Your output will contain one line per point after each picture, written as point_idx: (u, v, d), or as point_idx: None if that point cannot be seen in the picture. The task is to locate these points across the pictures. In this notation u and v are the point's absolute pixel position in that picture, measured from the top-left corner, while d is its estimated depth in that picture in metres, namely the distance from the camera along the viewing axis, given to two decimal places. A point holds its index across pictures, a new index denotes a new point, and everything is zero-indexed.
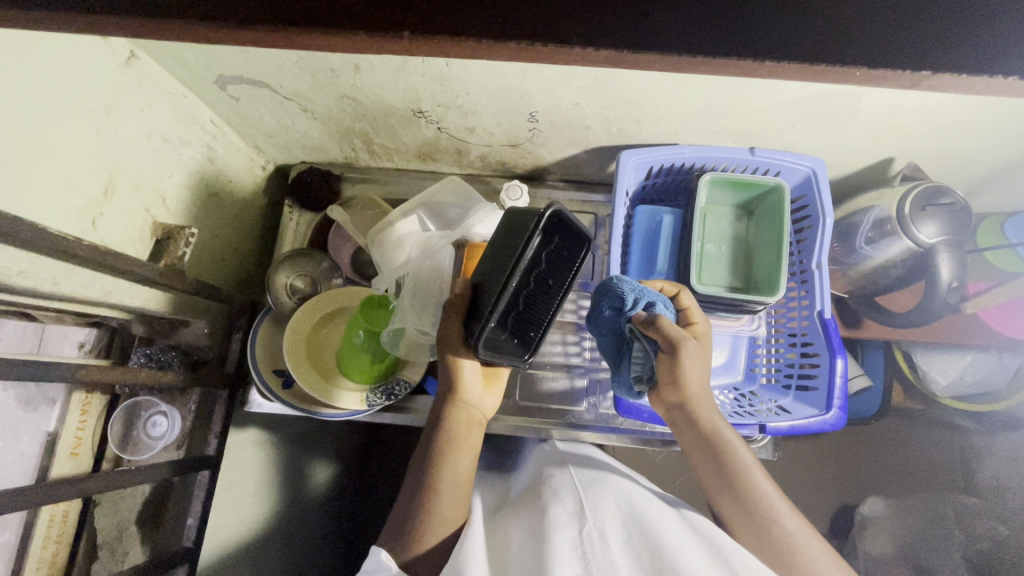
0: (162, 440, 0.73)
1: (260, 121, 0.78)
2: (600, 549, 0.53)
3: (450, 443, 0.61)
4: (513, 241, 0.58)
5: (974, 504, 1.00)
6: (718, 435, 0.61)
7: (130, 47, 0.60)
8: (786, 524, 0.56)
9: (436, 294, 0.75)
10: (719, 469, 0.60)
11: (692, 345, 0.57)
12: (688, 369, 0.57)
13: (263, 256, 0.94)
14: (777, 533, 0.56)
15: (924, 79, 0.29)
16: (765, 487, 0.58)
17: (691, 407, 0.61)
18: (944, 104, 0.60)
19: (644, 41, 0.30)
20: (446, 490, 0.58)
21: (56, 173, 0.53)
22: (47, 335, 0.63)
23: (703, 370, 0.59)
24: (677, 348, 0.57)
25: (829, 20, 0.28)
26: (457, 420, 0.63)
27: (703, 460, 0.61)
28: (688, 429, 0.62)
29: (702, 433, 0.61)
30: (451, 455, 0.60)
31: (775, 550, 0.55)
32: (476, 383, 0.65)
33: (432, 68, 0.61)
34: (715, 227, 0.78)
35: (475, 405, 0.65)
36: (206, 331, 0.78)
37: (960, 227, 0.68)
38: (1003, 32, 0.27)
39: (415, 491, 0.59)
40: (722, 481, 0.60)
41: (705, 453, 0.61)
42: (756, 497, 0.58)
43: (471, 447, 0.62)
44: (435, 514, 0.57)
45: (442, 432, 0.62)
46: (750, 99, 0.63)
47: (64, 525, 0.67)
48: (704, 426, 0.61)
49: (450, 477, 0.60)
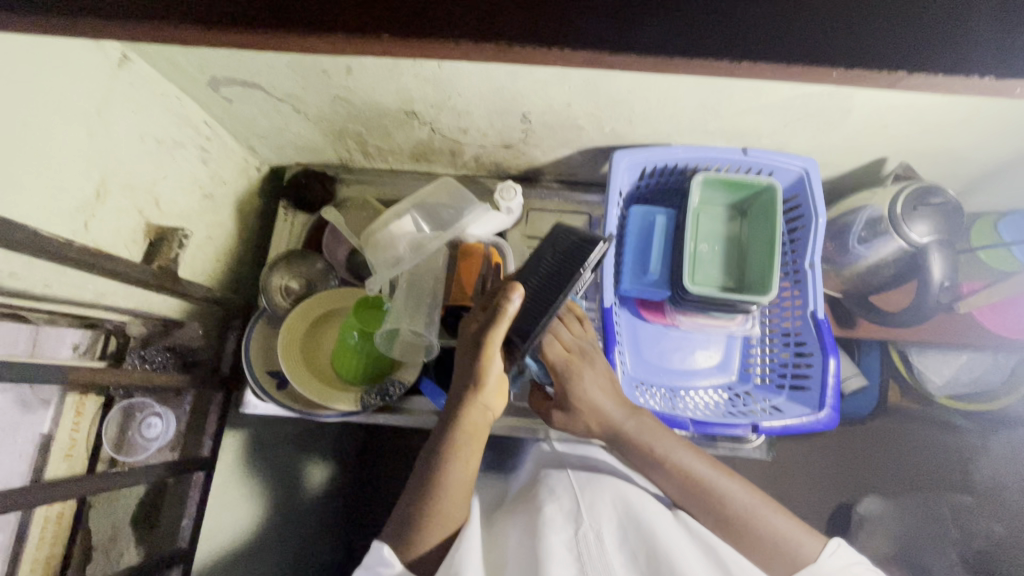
0: (157, 441, 0.72)
1: (254, 123, 0.78)
2: (597, 549, 0.53)
3: (461, 448, 0.59)
4: (570, 260, 0.61)
5: (970, 502, 1.01)
6: (644, 434, 0.62)
7: (122, 49, 0.60)
8: (740, 503, 0.58)
9: (430, 295, 0.75)
10: (685, 490, 0.59)
11: (585, 370, 0.64)
12: (586, 394, 0.63)
13: (258, 257, 0.94)
14: (760, 535, 0.56)
15: (900, 79, 0.29)
16: (707, 472, 0.59)
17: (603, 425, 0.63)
18: (934, 103, 0.61)
19: (620, 42, 0.30)
20: (452, 493, 0.57)
21: (46, 175, 0.53)
22: (40, 339, 0.59)
23: (604, 393, 0.64)
24: (570, 371, 0.64)
25: (794, 23, 0.29)
26: (471, 421, 0.60)
27: (666, 481, 0.60)
28: (612, 440, 0.64)
29: (628, 440, 0.62)
30: (460, 458, 0.58)
31: (739, 531, 0.57)
32: (496, 387, 0.61)
33: (423, 69, 0.61)
34: (709, 226, 0.77)
35: (490, 406, 0.62)
36: (200, 332, 0.79)
37: (953, 228, 0.68)
38: (968, 36, 0.28)
39: (415, 490, 0.58)
40: (666, 477, 0.60)
41: (666, 475, 0.60)
42: (706, 482, 0.59)
43: (479, 447, 0.61)
44: (442, 510, 0.56)
45: (455, 433, 0.59)
46: (740, 100, 0.63)
47: (58, 527, 0.64)
48: (655, 452, 0.61)
49: (455, 481, 0.58)
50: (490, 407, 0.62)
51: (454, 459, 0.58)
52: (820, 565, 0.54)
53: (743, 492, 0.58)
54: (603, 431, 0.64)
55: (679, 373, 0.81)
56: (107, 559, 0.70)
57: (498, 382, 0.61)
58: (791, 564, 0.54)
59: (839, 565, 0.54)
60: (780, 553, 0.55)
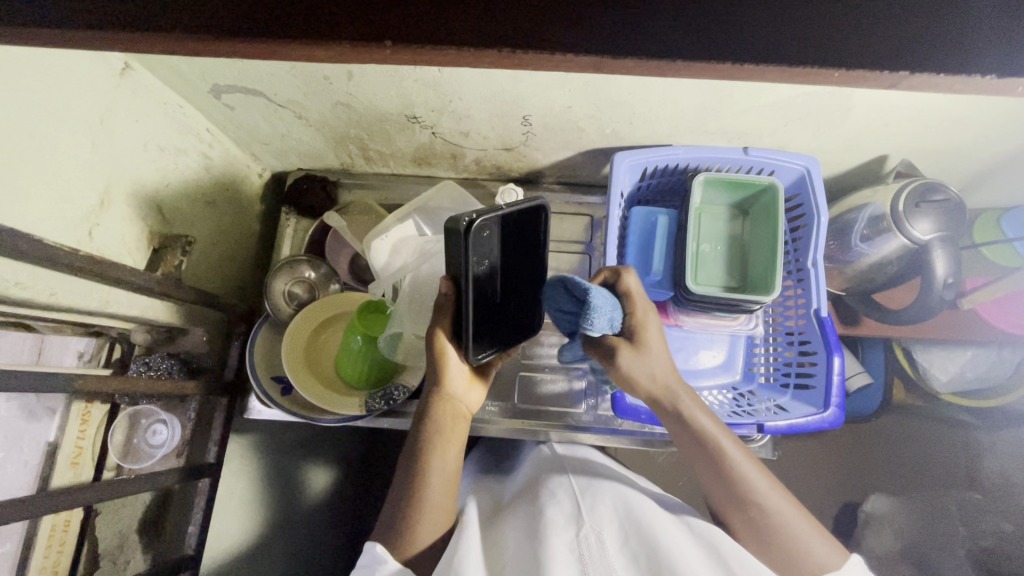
0: (162, 448, 0.73)
1: (256, 130, 0.78)
2: (597, 552, 0.52)
3: (436, 436, 0.60)
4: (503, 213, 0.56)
5: (977, 500, 1.00)
6: (695, 410, 0.59)
7: (124, 59, 0.60)
8: (771, 500, 0.56)
9: (431, 300, 0.73)
10: (728, 487, 0.57)
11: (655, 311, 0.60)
12: (651, 334, 0.58)
13: (261, 263, 0.94)
14: (792, 547, 0.54)
15: (904, 79, 0.29)
16: (747, 464, 0.58)
17: (658, 388, 0.59)
18: (934, 101, 0.61)
19: (624, 47, 0.30)
20: (433, 482, 0.58)
21: (52, 187, 0.54)
22: (46, 346, 0.61)
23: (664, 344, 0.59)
24: (643, 312, 0.58)
25: (798, 14, 0.29)
26: (442, 415, 0.62)
27: (709, 473, 0.59)
28: (659, 407, 0.61)
29: (676, 412, 0.59)
30: (438, 450, 0.59)
31: (761, 528, 0.56)
32: (463, 378, 0.64)
33: (424, 73, 0.61)
34: (710, 227, 0.77)
35: (460, 400, 0.64)
36: (204, 339, 0.78)
37: (954, 224, 0.68)
38: (969, 30, 0.28)
39: (404, 487, 0.58)
40: (703, 457, 0.59)
41: (711, 466, 0.58)
42: (740, 474, 0.57)
43: (458, 440, 0.62)
44: (426, 503, 0.56)
45: (431, 424, 0.61)
46: (741, 100, 0.63)
47: (65, 534, 0.65)
48: (707, 437, 0.58)
49: (438, 479, 0.58)
50: (461, 401, 0.64)
51: (432, 455, 0.59)
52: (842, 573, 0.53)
53: (771, 488, 0.57)
54: (656, 396, 0.60)
55: (685, 373, 0.81)
56: (114, 566, 0.70)
57: (464, 378, 0.64)
58: (811, 569, 0.53)
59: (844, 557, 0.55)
60: (800, 554, 0.54)
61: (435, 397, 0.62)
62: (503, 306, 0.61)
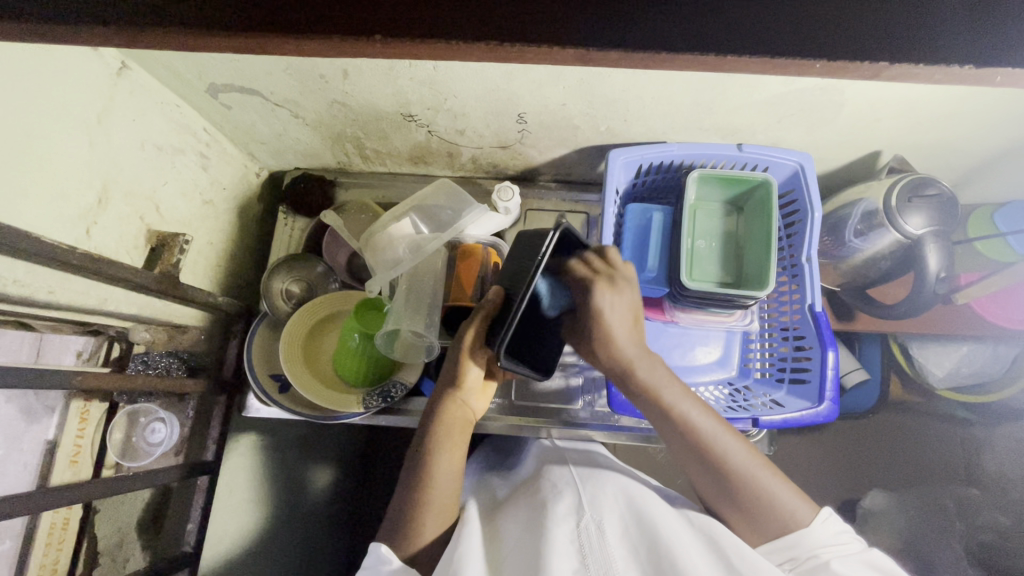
0: (161, 447, 0.72)
1: (253, 129, 0.79)
2: (598, 541, 0.52)
3: (444, 438, 0.61)
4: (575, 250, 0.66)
5: (975, 496, 1.01)
6: (655, 380, 0.60)
7: (121, 58, 0.61)
8: (739, 462, 0.57)
9: (429, 298, 0.76)
10: (698, 452, 0.58)
11: (608, 292, 0.60)
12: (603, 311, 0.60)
13: (259, 262, 0.95)
14: (764, 506, 0.55)
15: (883, 70, 0.30)
16: (713, 426, 0.58)
17: (609, 361, 0.62)
18: (925, 97, 0.61)
19: (608, 40, 0.31)
20: (440, 485, 0.58)
21: (50, 184, 0.54)
22: (45, 346, 0.61)
23: (624, 319, 0.61)
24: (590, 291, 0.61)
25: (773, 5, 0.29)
26: (451, 415, 0.63)
27: (676, 441, 0.59)
28: (623, 382, 0.62)
29: (637, 383, 0.60)
30: (445, 449, 0.60)
31: (733, 493, 0.56)
32: (477, 386, 0.65)
33: (419, 71, 0.62)
34: (705, 224, 0.78)
35: (469, 403, 0.65)
36: (202, 337, 0.80)
37: (946, 218, 0.68)
38: (939, 22, 0.28)
39: (407, 483, 0.59)
40: (668, 427, 0.59)
41: (677, 436, 0.59)
42: (709, 441, 0.57)
43: (464, 443, 0.62)
44: (432, 502, 0.57)
45: (440, 423, 0.62)
46: (734, 96, 0.64)
47: (65, 532, 0.65)
48: (671, 405, 0.59)
49: (442, 480, 0.58)
50: (469, 408, 0.66)
51: (438, 454, 0.60)
52: (810, 531, 0.54)
53: (744, 454, 0.57)
54: (616, 368, 0.61)
55: (680, 369, 0.82)
56: (113, 564, 0.70)
57: (479, 382, 0.65)
58: (778, 529, 0.54)
59: (827, 533, 0.54)
60: (770, 514, 0.55)
61: (446, 398, 0.64)
62: (529, 338, 0.65)
